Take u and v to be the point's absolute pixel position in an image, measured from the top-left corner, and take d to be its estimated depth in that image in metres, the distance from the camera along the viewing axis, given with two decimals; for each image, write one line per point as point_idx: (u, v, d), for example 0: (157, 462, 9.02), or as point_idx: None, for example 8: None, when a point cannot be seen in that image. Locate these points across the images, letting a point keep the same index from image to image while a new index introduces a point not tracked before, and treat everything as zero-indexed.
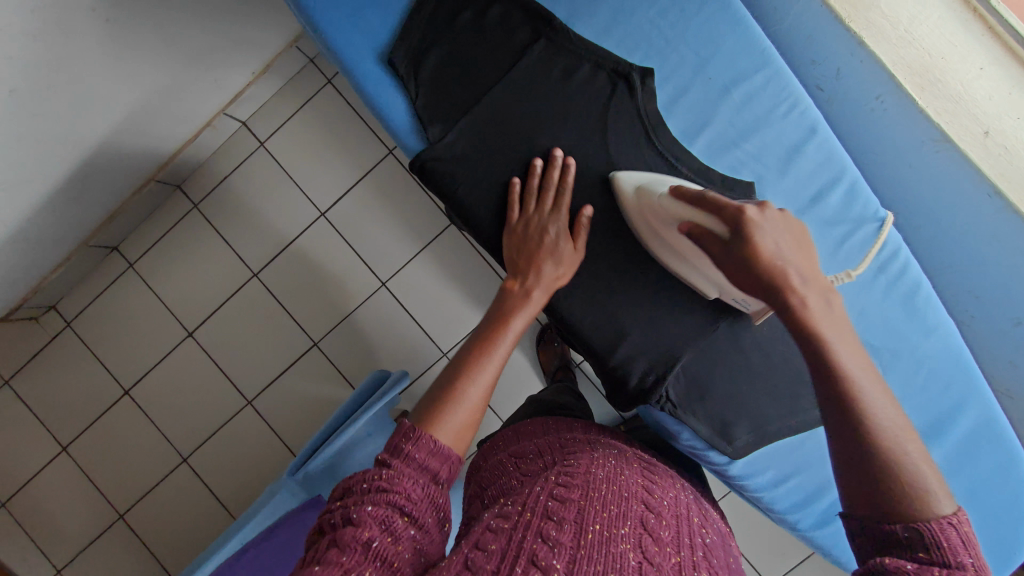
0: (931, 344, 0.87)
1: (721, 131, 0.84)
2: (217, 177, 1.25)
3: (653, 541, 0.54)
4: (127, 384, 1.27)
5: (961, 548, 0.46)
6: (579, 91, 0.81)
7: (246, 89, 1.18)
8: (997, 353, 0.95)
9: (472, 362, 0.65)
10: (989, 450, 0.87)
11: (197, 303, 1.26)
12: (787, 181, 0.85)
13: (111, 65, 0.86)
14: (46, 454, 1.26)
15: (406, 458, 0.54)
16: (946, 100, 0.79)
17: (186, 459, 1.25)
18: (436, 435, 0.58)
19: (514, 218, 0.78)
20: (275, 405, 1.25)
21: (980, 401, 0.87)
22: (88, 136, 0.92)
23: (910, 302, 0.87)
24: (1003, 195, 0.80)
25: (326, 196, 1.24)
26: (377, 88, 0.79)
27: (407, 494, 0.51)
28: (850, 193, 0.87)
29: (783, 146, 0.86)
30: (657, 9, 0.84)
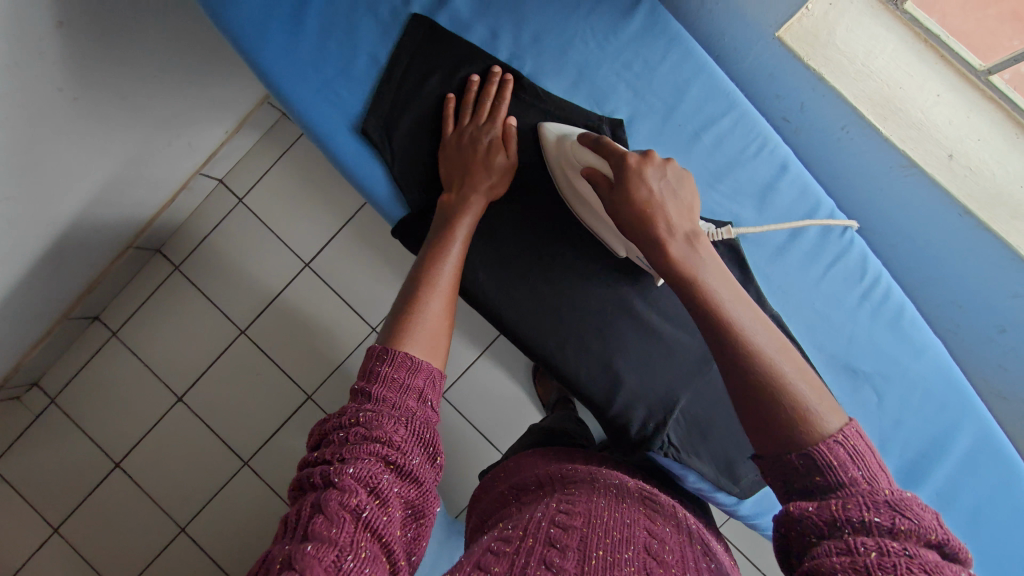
0: (921, 366, 0.88)
1: (696, 173, 0.86)
2: (197, 236, 1.24)
3: (657, 565, 0.54)
4: (118, 455, 1.23)
5: (850, 462, 0.50)
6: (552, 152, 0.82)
7: (221, 147, 1.18)
8: (985, 358, 0.96)
9: (427, 280, 0.69)
10: (989, 466, 0.87)
11: (185, 365, 1.24)
12: (764, 218, 0.87)
13: (82, 140, 0.85)
14: (36, 537, 1.21)
15: (385, 379, 0.57)
16: (910, 127, 0.83)
17: (184, 527, 1.22)
18: (408, 349, 0.61)
19: (447, 130, 0.79)
20: (272, 463, 1.22)
21: (975, 418, 0.87)
22: (61, 212, 0.91)
23: (896, 325, 0.88)
24: (973, 215, 0.83)
25: (308, 247, 1.24)
26: (352, 160, 0.79)
27: (391, 436, 0.51)
28: (826, 226, 0.88)
29: (757, 184, 0.88)
30: (620, 61, 0.86)
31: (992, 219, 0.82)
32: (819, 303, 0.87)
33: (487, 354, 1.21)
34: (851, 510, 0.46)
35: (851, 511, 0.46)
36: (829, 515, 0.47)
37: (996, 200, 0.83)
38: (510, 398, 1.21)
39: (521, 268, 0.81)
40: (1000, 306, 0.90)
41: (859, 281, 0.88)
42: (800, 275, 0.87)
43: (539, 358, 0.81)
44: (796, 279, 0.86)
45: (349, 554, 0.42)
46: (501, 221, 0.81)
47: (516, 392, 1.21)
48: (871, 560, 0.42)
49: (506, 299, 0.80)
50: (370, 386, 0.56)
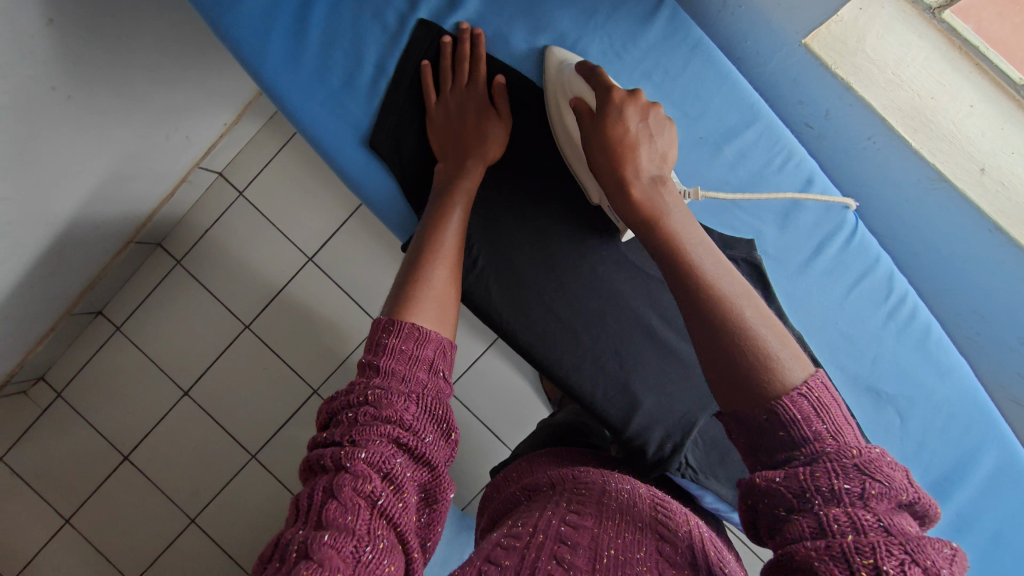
0: (946, 387, 0.87)
1: (715, 187, 0.84)
2: (198, 230, 1.22)
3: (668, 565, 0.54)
4: (126, 448, 1.24)
5: (814, 415, 0.47)
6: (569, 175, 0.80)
7: (219, 140, 1.16)
8: (1002, 366, 0.95)
9: (430, 248, 0.67)
10: (1013, 487, 0.87)
11: (190, 360, 1.23)
12: (787, 237, 0.85)
13: (77, 139, 0.83)
14: (48, 527, 1.23)
15: (394, 351, 0.54)
16: (940, 140, 0.81)
17: (194, 519, 1.23)
18: (416, 318, 0.59)
19: (429, 102, 0.77)
20: (279, 457, 1.23)
21: (1000, 440, 0.87)
22: (59, 211, 0.90)
23: (922, 346, 0.87)
24: (1004, 231, 0.81)
25: (311, 240, 1.22)
26: (362, 174, 0.78)
27: (402, 412, 0.50)
28: (850, 243, 0.86)
29: (779, 203, 0.86)
30: (642, 70, 0.83)
31: (1023, 236, 0.80)
32: (843, 322, 0.86)
33: (493, 347, 1.20)
34: (821, 479, 0.44)
35: (820, 480, 0.44)
36: (796, 485, 0.45)
37: None
38: (516, 393, 1.21)
39: (537, 289, 0.80)
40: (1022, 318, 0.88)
41: (883, 301, 0.86)
42: (823, 295, 0.85)
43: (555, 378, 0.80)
44: (819, 302, 0.85)
45: (368, 545, 0.42)
46: (516, 233, 0.80)
47: (522, 386, 1.21)
48: (848, 544, 0.41)
49: (523, 316, 0.79)
50: (377, 359, 0.54)
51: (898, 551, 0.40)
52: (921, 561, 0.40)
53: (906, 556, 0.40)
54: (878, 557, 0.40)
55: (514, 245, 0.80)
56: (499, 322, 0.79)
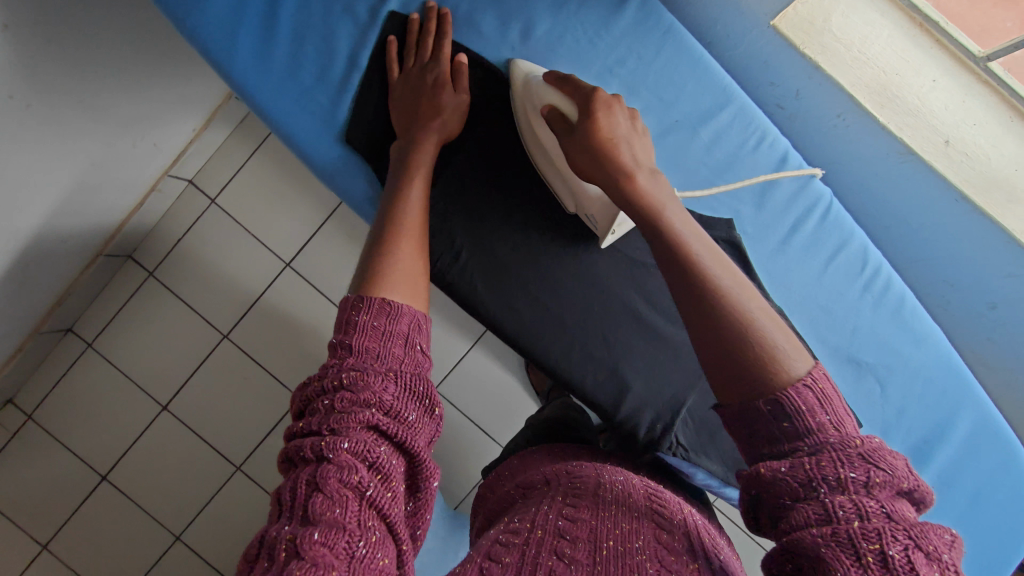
0: (923, 353, 0.90)
1: (693, 170, 0.85)
2: (170, 241, 1.19)
3: (668, 553, 0.55)
4: (104, 468, 1.20)
5: (817, 407, 0.49)
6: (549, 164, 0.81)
7: (188, 147, 1.13)
8: (973, 333, 0.99)
9: (393, 224, 0.65)
10: (988, 448, 0.90)
11: (168, 374, 1.20)
12: (764, 215, 0.87)
13: (39, 150, 0.80)
14: (24, 556, 1.18)
15: (366, 329, 0.53)
16: (906, 115, 0.84)
17: (180, 536, 1.20)
18: (386, 294, 0.57)
19: (393, 74, 0.76)
20: (265, 468, 1.20)
21: (974, 403, 0.90)
22: (23, 225, 0.87)
23: (898, 314, 0.89)
24: (969, 199, 0.85)
25: (289, 245, 1.20)
26: (340, 170, 0.77)
27: (382, 393, 0.49)
28: (824, 218, 0.88)
29: (756, 181, 0.87)
30: (615, 56, 0.83)
31: (989, 204, 0.84)
32: (823, 296, 0.87)
33: (479, 345, 1.20)
34: (826, 468, 0.45)
35: (826, 469, 0.45)
36: (803, 475, 0.46)
37: (993, 185, 0.85)
38: (504, 389, 1.21)
39: (523, 278, 0.80)
40: (996, 285, 0.92)
41: (859, 273, 0.89)
42: (802, 270, 0.87)
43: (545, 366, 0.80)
44: (798, 276, 0.87)
45: (360, 539, 0.42)
46: (498, 223, 0.79)
47: (510, 381, 1.21)
48: (854, 529, 0.42)
49: (510, 305, 0.79)
50: (349, 338, 0.52)
51: (901, 535, 0.41)
52: (925, 546, 0.41)
53: (908, 539, 0.41)
54: (884, 542, 0.41)
55: (497, 235, 0.79)
56: (486, 313, 0.79)
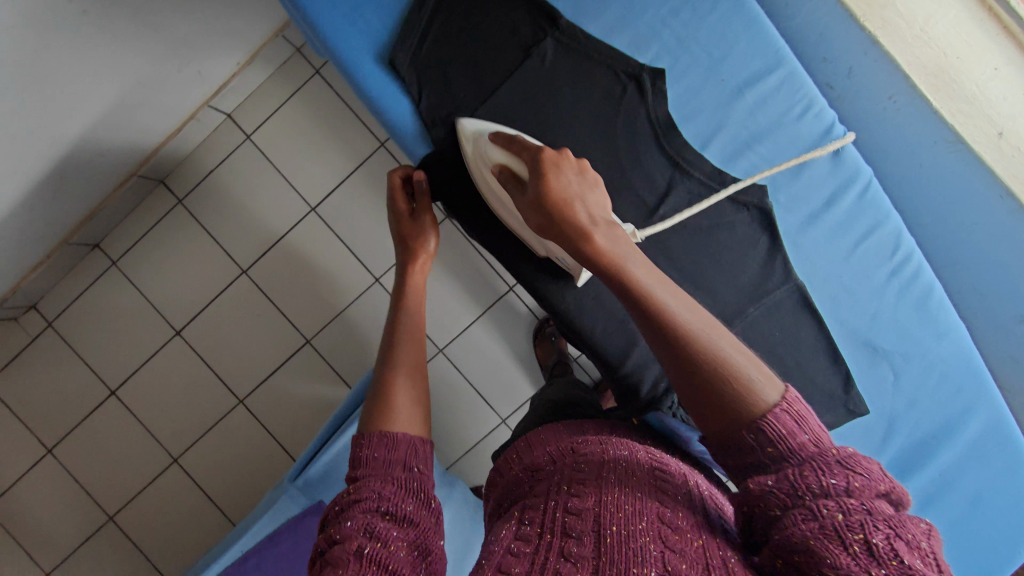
0: (943, 348, 0.88)
1: (734, 133, 0.84)
2: (202, 170, 1.21)
3: (673, 531, 0.54)
4: (113, 384, 1.24)
5: (797, 427, 0.45)
6: (589, 108, 0.78)
7: (231, 79, 1.13)
8: (997, 348, 0.97)
9: (389, 355, 0.68)
10: (995, 452, 0.88)
11: (185, 301, 1.23)
12: (799, 186, 0.85)
13: (92, 57, 0.82)
14: (29, 457, 1.23)
15: (368, 460, 0.54)
16: (961, 101, 0.80)
17: (177, 460, 1.23)
18: (387, 427, 0.58)
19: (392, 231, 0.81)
20: (267, 404, 1.23)
21: (988, 403, 0.88)
22: (67, 132, 0.89)
23: (923, 305, 0.87)
24: (1015, 196, 0.82)
25: (316, 190, 1.21)
26: (379, 91, 0.76)
27: (381, 496, 0.50)
28: (862, 198, 0.86)
29: (797, 149, 0.85)
30: (669, 10, 0.83)
31: None
32: (847, 276, 0.86)
33: (481, 321, 1.20)
34: (809, 478, 0.43)
35: (809, 478, 0.43)
36: (789, 488, 0.43)
37: None
38: (509, 360, 1.21)
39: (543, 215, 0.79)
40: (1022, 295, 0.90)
41: (889, 257, 0.87)
42: (830, 248, 0.85)
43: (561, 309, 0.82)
44: (824, 252, 0.85)
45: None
46: None
47: (515, 354, 1.21)
48: (838, 521, 0.40)
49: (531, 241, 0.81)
50: (354, 471, 0.54)
51: (883, 525, 0.40)
52: (904, 535, 0.39)
53: (890, 529, 0.39)
54: (867, 531, 0.39)
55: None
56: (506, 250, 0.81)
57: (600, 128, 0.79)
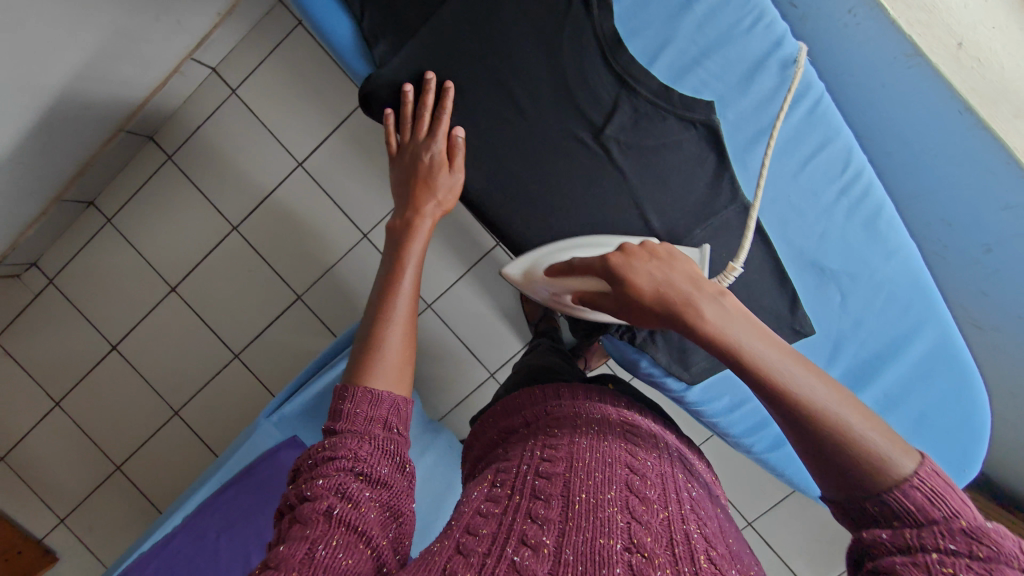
0: (892, 268, 0.83)
1: (682, 49, 0.75)
2: (190, 126, 1.21)
3: (639, 502, 0.54)
4: (114, 339, 1.27)
5: (928, 504, 0.44)
6: (534, 24, 0.71)
7: (213, 32, 1.12)
8: (963, 283, 0.91)
9: (382, 311, 0.63)
10: (943, 373, 0.85)
11: (179, 258, 1.25)
12: (749, 102, 0.77)
13: (65, 6, 0.82)
14: (39, 409, 1.28)
15: (349, 416, 0.54)
16: (920, 10, 0.74)
17: (178, 412, 1.28)
18: (371, 382, 0.58)
19: (393, 148, 0.75)
20: (261, 358, 1.26)
21: (939, 321, 0.84)
22: (48, 85, 0.89)
23: (873, 226, 0.82)
24: (974, 112, 0.74)
25: (302, 145, 1.21)
26: (320, 9, 0.71)
27: (357, 455, 0.50)
28: (812, 114, 0.79)
29: (745, 63, 0.76)
30: None
31: (993, 118, 0.73)
32: (794, 196, 0.80)
33: (467, 277, 1.21)
34: (923, 536, 0.42)
35: (923, 536, 0.42)
36: (899, 539, 0.43)
37: (1006, 96, 0.73)
38: (495, 315, 1.22)
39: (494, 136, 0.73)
40: (989, 226, 0.83)
41: (840, 174, 0.81)
42: (777, 167, 0.79)
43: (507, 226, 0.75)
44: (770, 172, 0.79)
45: (321, 545, 0.43)
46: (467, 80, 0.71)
47: (502, 309, 1.22)
48: (931, 558, 0.40)
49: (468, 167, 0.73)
50: (335, 425, 0.54)
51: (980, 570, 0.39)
52: None
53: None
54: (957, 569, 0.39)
55: (469, 81, 0.71)
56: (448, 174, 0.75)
57: (545, 48, 0.71)
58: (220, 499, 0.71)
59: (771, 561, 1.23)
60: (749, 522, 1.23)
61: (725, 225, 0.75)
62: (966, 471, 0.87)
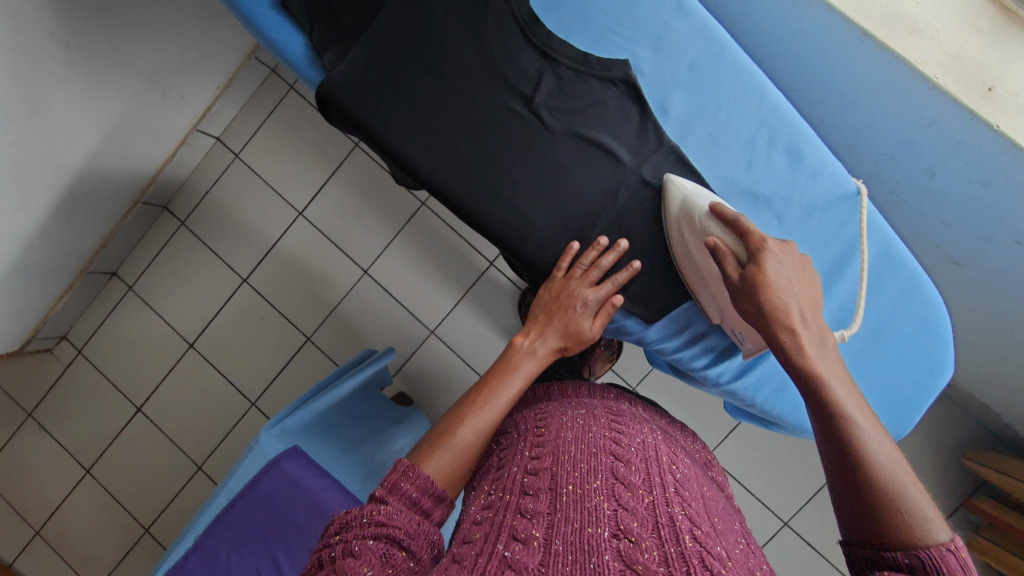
0: (821, 186, 0.74)
1: (593, 17, 0.71)
2: (199, 191, 1.32)
3: (625, 488, 0.49)
4: (139, 401, 1.33)
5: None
6: (456, 8, 0.68)
7: (214, 104, 1.24)
8: (928, 214, 0.82)
9: (477, 404, 0.62)
10: (891, 282, 0.76)
11: (195, 315, 1.32)
12: (661, 58, 0.71)
13: (79, 90, 0.92)
14: (71, 477, 1.32)
15: (405, 497, 0.51)
16: None
17: (201, 466, 1.31)
18: (427, 467, 0.55)
19: (554, 275, 0.70)
20: (278, 402, 1.30)
21: (876, 231, 0.75)
22: (69, 164, 0.99)
23: (795, 149, 0.73)
24: (871, 37, 0.66)
25: (301, 196, 1.29)
26: (274, 35, 0.69)
27: (407, 530, 0.48)
28: (722, 64, 0.72)
29: (648, 21, 0.71)
30: None
31: (889, 38, 0.65)
32: (716, 135, 0.73)
33: (462, 301, 1.26)
34: None
35: None
36: None
37: (898, 18, 0.65)
38: (495, 333, 1.26)
39: (435, 117, 0.68)
40: (923, 146, 0.74)
41: (753, 108, 0.73)
42: (696, 114, 0.72)
43: (438, 194, 0.69)
44: (681, 124, 0.72)
45: None
46: (406, 69, 0.67)
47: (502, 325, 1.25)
48: None
49: (434, 159, 0.68)
50: (388, 498, 0.51)
51: None
52: None
53: None
54: None
55: (402, 67, 0.67)
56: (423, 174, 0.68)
57: (467, 27, 0.68)
58: (231, 512, 0.74)
59: (815, 562, 1.16)
60: (785, 522, 1.17)
61: (658, 170, 0.70)
62: (938, 375, 0.77)
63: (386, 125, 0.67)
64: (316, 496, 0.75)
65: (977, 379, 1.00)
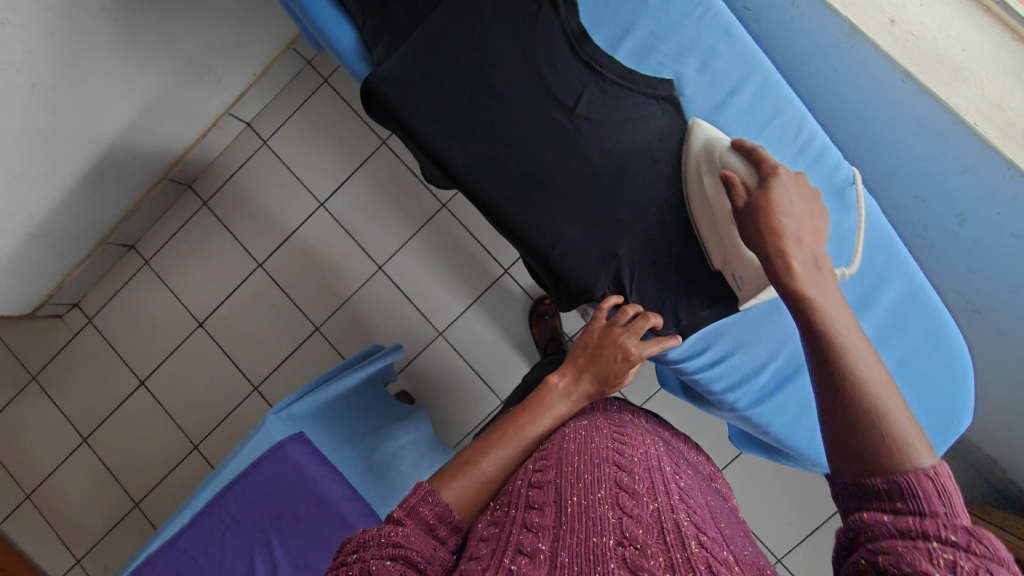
0: (851, 222, 0.75)
1: (643, 36, 0.72)
2: (224, 174, 1.33)
3: (629, 497, 0.49)
4: (143, 375, 1.33)
5: (935, 497, 0.38)
6: (505, 12, 0.69)
7: (248, 90, 1.26)
8: (952, 260, 0.82)
9: (503, 436, 0.61)
10: (914, 324, 0.76)
11: (208, 295, 1.33)
12: (706, 82, 0.73)
13: (121, 64, 0.94)
14: (67, 444, 1.33)
15: (422, 522, 0.50)
16: None
17: (197, 446, 1.31)
18: (447, 494, 0.54)
19: (597, 325, 0.70)
20: (280, 390, 1.30)
21: (904, 271, 0.75)
22: (102, 136, 1.01)
23: (829, 183, 0.74)
24: (915, 79, 0.67)
25: (324, 188, 1.31)
26: (326, 27, 0.71)
27: (423, 555, 0.46)
28: (762, 93, 0.74)
29: (697, 44, 0.73)
30: None
31: (934, 83, 0.66)
32: None
33: (474, 306, 1.27)
34: (926, 523, 0.36)
35: (925, 524, 0.36)
36: (902, 523, 0.37)
37: (946, 63, 0.66)
38: (504, 341, 1.26)
39: (474, 118, 0.68)
40: (957, 191, 0.74)
41: (791, 138, 0.74)
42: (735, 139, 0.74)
43: (471, 195, 0.70)
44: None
45: None
46: (452, 68, 0.68)
47: (512, 332, 1.26)
48: (931, 552, 0.34)
49: (469, 156, 0.69)
50: (406, 521, 0.49)
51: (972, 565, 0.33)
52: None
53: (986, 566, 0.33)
54: (957, 558, 0.34)
55: (449, 66, 0.68)
56: (456, 170, 0.69)
57: (515, 33, 0.69)
58: (229, 494, 0.74)
59: None
60: (778, 558, 1.16)
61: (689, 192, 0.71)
62: (956, 422, 0.77)
63: (426, 120, 0.68)
64: (316, 483, 0.75)
65: (986, 432, 0.99)
